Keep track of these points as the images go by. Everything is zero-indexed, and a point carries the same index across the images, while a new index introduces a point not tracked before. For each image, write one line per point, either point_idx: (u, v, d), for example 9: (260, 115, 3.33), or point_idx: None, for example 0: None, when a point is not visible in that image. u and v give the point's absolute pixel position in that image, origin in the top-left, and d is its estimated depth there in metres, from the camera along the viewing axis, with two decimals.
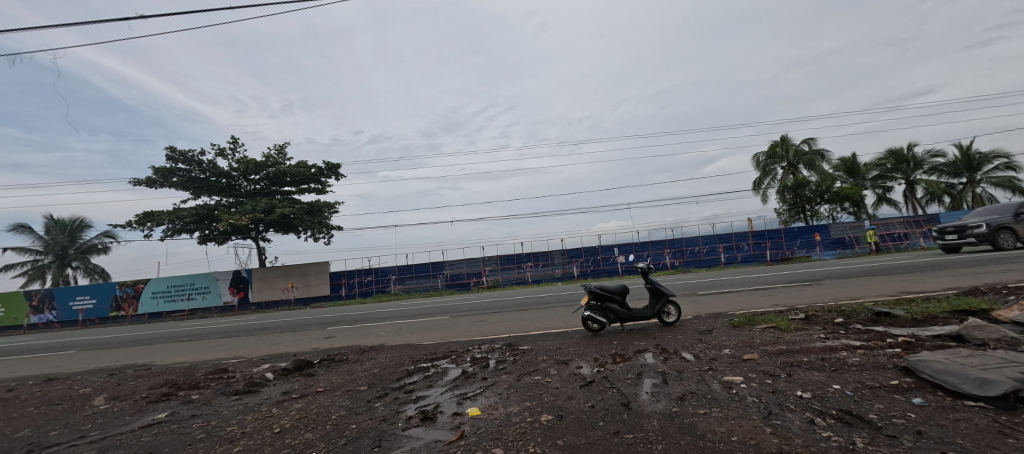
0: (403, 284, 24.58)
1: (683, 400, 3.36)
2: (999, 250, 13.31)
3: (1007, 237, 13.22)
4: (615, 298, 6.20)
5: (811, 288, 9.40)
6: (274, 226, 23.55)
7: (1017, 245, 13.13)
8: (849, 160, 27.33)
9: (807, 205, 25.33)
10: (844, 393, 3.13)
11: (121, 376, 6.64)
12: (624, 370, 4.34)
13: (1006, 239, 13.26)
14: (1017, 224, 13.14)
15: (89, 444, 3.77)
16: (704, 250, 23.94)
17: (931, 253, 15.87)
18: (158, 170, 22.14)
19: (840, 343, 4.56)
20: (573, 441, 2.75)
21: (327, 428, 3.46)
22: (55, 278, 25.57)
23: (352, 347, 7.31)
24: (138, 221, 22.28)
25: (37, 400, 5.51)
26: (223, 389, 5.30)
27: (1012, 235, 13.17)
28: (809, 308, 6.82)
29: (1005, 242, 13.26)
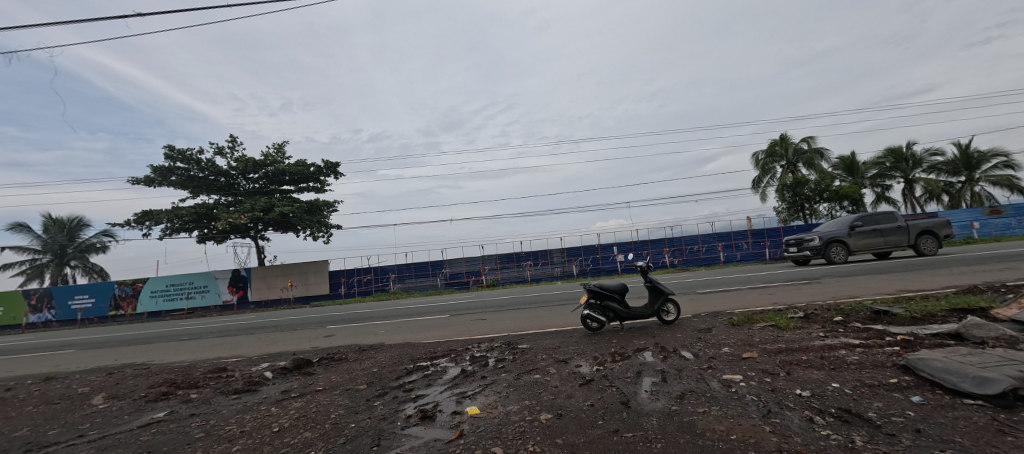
0: (402, 283, 24.58)
1: (682, 398, 3.36)
2: (832, 263, 13.92)
3: (838, 250, 13.85)
4: (614, 296, 6.19)
5: (810, 286, 9.43)
6: (273, 225, 23.51)
7: (845, 259, 13.72)
8: (848, 159, 27.37)
9: (806, 204, 25.32)
10: (843, 392, 3.14)
11: (120, 375, 6.63)
12: (623, 369, 4.34)
13: (837, 252, 13.83)
14: (849, 237, 13.68)
15: (88, 444, 3.76)
16: (703, 248, 24.03)
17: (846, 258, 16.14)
18: (157, 169, 22.09)
19: (839, 342, 4.56)
20: (573, 438, 2.75)
21: (326, 427, 3.46)
22: (54, 277, 25.54)
23: (352, 346, 7.30)
24: (137, 220, 22.24)
25: (35, 399, 5.49)
26: (222, 388, 5.29)
27: (842, 249, 13.78)
28: (807, 307, 6.82)
29: (835, 255, 13.92)
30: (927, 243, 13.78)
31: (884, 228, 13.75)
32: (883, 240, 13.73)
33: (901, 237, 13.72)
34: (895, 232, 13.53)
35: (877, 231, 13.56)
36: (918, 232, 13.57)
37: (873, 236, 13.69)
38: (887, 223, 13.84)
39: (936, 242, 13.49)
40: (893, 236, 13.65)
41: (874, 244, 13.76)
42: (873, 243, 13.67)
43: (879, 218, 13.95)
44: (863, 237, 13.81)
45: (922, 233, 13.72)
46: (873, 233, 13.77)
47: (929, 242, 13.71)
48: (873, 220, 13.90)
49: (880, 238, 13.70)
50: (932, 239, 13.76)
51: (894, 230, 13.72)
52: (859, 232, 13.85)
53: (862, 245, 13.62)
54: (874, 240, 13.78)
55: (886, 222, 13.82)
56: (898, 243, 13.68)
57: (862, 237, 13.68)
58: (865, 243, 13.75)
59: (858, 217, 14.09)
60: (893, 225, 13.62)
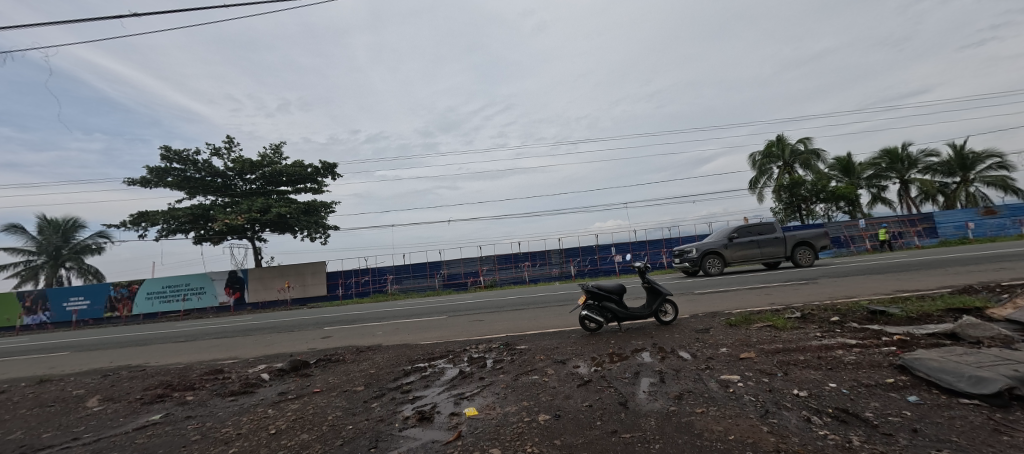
0: (399, 284, 24.53)
1: (680, 399, 3.37)
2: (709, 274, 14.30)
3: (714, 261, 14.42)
4: (613, 297, 6.19)
5: (807, 286, 9.49)
6: (270, 226, 23.42)
7: (720, 269, 14.18)
8: (845, 159, 27.54)
9: (803, 204, 25.44)
10: (840, 392, 3.15)
11: (115, 377, 6.58)
12: (621, 369, 4.35)
13: (714, 264, 14.32)
14: (724, 249, 14.25)
15: (82, 446, 3.73)
16: None
17: (843, 259, 16.21)
18: (153, 170, 21.98)
19: (836, 342, 4.58)
20: (571, 439, 2.75)
21: (323, 428, 3.44)
22: (49, 279, 25.38)
23: (349, 348, 7.25)
24: (133, 221, 22.11)
25: (30, 402, 5.46)
26: (218, 390, 5.26)
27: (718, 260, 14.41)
28: (804, 307, 6.82)
29: (712, 266, 14.40)
30: (806, 253, 14.45)
31: (761, 239, 14.47)
32: (759, 251, 14.43)
33: (778, 248, 14.45)
34: (770, 243, 14.23)
35: (756, 242, 14.24)
36: (794, 243, 14.30)
37: (750, 248, 14.36)
38: (766, 234, 14.52)
39: (815, 253, 14.13)
40: (769, 247, 14.36)
41: (752, 255, 14.42)
42: (749, 254, 14.34)
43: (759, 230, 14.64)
44: (741, 248, 14.49)
45: (798, 244, 14.44)
46: (751, 244, 14.46)
47: (808, 253, 14.35)
48: (749, 232, 14.63)
49: (756, 249, 14.41)
50: (809, 250, 14.45)
51: (770, 242, 14.44)
52: (737, 243, 14.52)
53: (737, 256, 14.25)
54: (751, 251, 14.46)
55: (763, 234, 14.51)
56: (774, 254, 14.41)
57: (739, 248, 14.37)
58: (742, 254, 14.39)
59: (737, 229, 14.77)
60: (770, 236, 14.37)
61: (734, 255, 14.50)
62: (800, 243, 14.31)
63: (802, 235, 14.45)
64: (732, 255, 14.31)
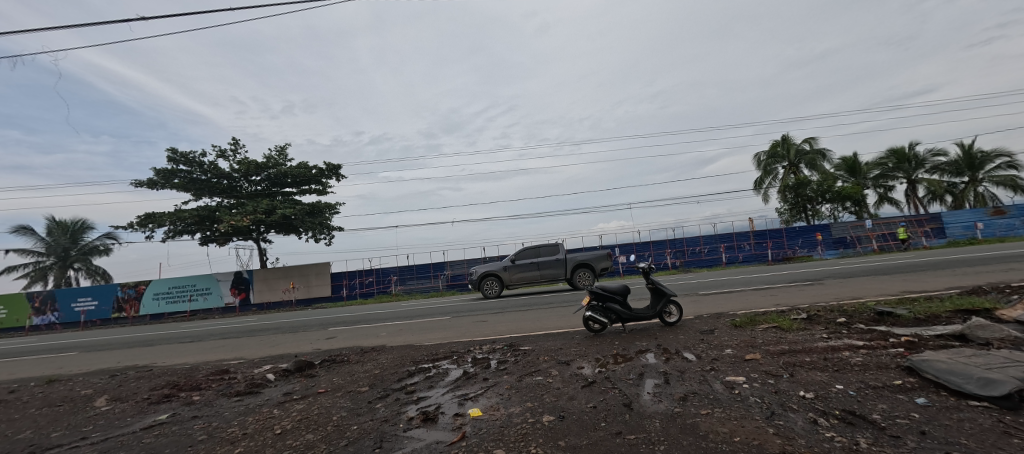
0: (404, 284, 24.63)
1: (685, 400, 3.35)
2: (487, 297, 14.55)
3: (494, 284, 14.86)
4: (616, 297, 6.17)
5: (814, 287, 9.45)
6: (275, 227, 23.57)
7: (496, 291, 14.54)
8: (850, 159, 27.36)
9: (808, 205, 25.31)
10: (847, 393, 3.12)
11: (123, 377, 6.64)
12: (625, 371, 4.33)
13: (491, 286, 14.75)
14: (502, 272, 14.68)
15: (91, 446, 3.77)
16: (705, 250, 23.94)
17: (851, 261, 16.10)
18: (160, 172, 22.17)
19: (843, 343, 4.55)
20: (577, 441, 2.74)
21: (328, 429, 3.46)
22: (58, 280, 25.69)
23: (353, 349, 7.26)
24: (139, 223, 22.31)
25: (39, 401, 5.52)
26: (224, 390, 5.30)
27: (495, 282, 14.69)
28: (810, 308, 6.81)
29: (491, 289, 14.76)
30: (586, 275, 14.91)
31: (542, 261, 15.01)
32: (538, 273, 14.88)
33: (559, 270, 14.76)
34: (547, 265, 14.76)
35: (534, 264, 14.70)
36: (573, 264, 14.66)
37: (529, 270, 14.78)
38: (547, 256, 15.02)
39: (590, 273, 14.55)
40: (547, 268, 14.86)
41: (532, 277, 14.83)
42: (527, 276, 14.75)
43: (540, 253, 15.24)
44: (522, 270, 14.94)
45: (578, 266, 14.86)
46: (530, 267, 14.91)
47: (587, 274, 14.65)
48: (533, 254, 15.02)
49: (536, 271, 14.84)
50: (588, 271, 14.75)
51: (551, 264, 14.88)
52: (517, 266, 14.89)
53: (514, 277, 14.69)
54: (531, 273, 14.84)
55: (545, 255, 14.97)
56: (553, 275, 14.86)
57: (517, 270, 14.77)
58: (520, 275, 14.76)
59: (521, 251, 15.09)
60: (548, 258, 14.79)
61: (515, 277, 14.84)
62: (579, 264, 14.64)
63: (582, 257, 14.85)
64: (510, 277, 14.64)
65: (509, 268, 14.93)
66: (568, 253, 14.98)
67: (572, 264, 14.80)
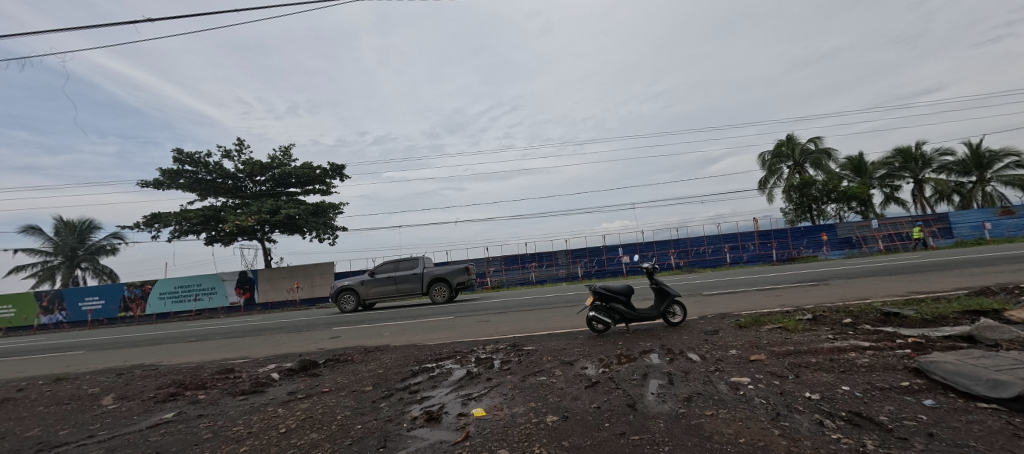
0: None
1: (689, 401, 3.34)
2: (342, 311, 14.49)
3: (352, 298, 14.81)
4: (620, 298, 6.16)
5: (819, 287, 9.39)
6: (280, 227, 23.68)
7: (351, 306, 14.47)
8: (856, 159, 27.19)
9: (813, 204, 25.13)
10: (853, 395, 3.10)
11: (130, 376, 6.70)
12: (629, 371, 4.31)
13: (348, 300, 14.69)
14: (358, 286, 14.59)
15: (98, 444, 3.80)
16: (709, 250, 23.89)
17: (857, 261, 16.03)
18: (166, 172, 22.34)
19: (848, 344, 4.51)
20: (580, 441, 2.73)
21: (332, 428, 3.47)
22: (65, 280, 25.95)
23: (357, 348, 7.30)
24: (145, 223, 22.47)
25: (47, 399, 5.58)
26: (229, 389, 5.33)
27: (351, 297, 14.64)
28: (816, 308, 6.76)
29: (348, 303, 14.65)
30: (443, 289, 14.86)
31: (400, 276, 14.90)
32: (396, 287, 14.87)
33: (416, 284, 14.74)
34: (403, 279, 14.64)
35: (389, 278, 14.59)
36: (427, 279, 14.60)
37: (385, 284, 14.70)
38: (406, 270, 14.91)
39: (445, 289, 14.60)
40: (404, 283, 14.72)
41: (389, 291, 14.81)
42: (384, 291, 14.68)
43: (400, 266, 15.09)
44: (380, 284, 14.88)
45: (434, 281, 14.76)
46: (389, 281, 14.87)
47: (442, 289, 14.69)
48: (393, 267, 14.93)
49: (394, 285, 14.78)
50: (445, 286, 14.79)
51: (408, 278, 14.83)
52: (375, 280, 14.84)
53: (369, 292, 14.60)
54: (388, 287, 14.76)
55: (403, 270, 14.86)
56: (409, 289, 14.75)
57: (374, 284, 14.70)
58: (375, 290, 14.68)
59: (381, 265, 14.98)
60: (405, 273, 14.72)
61: (372, 291, 14.81)
62: (434, 279, 14.66)
63: (438, 271, 14.86)
64: (366, 291, 14.61)
65: (366, 282, 14.84)
66: (426, 267, 14.94)
67: (428, 278, 14.77)
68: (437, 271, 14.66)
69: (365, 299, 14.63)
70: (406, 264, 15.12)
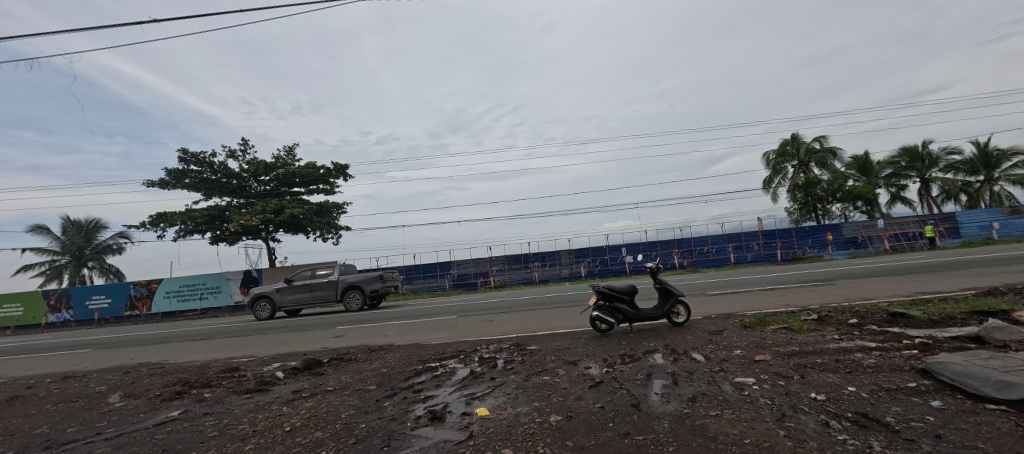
0: (410, 284, 24.74)
1: (694, 401, 3.32)
2: (256, 319, 14.17)
3: (267, 306, 14.60)
4: (624, 297, 6.13)
5: (824, 287, 9.34)
6: (284, 227, 23.77)
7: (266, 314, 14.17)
8: (861, 158, 26.99)
9: (818, 204, 24.98)
10: (860, 396, 3.07)
11: (136, 374, 6.76)
12: (632, 371, 4.30)
13: (264, 308, 14.39)
14: (273, 294, 14.35)
15: (105, 441, 3.84)
16: (713, 249, 23.78)
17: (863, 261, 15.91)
18: (171, 172, 22.48)
19: (854, 345, 4.48)
20: (583, 442, 2.73)
21: (337, 427, 3.48)
22: (72, 279, 26.20)
23: (361, 347, 7.33)
24: (151, 222, 22.62)
25: (56, 397, 5.64)
26: (234, 387, 5.36)
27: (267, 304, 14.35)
28: (821, 309, 6.72)
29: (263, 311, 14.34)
30: (358, 297, 14.85)
31: (316, 283, 14.71)
32: (311, 295, 14.64)
33: (330, 292, 14.63)
34: (318, 287, 14.48)
35: (304, 286, 14.40)
36: (341, 287, 14.56)
37: (301, 292, 14.49)
38: (322, 277, 14.77)
39: (359, 296, 14.62)
40: (319, 291, 14.53)
41: (305, 299, 14.57)
42: (299, 298, 14.45)
43: (317, 274, 14.92)
44: (296, 292, 14.61)
45: (349, 288, 14.74)
46: (305, 288, 14.72)
47: (356, 296, 14.69)
48: (309, 275, 14.76)
49: (309, 293, 14.55)
50: (359, 294, 14.80)
51: (323, 286, 14.69)
52: (291, 287, 14.59)
53: (284, 300, 14.36)
54: (304, 295, 14.55)
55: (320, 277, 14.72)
56: (324, 297, 14.58)
57: (289, 292, 14.49)
58: (291, 297, 14.45)
59: (297, 272, 14.79)
60: (320, 280, 14.58)
61: (288, 299, 14.62)
62: (348, 287, 14.64)
63: (353, 279, 14.87)
64: (281, 299, 14.40)
65: (282, 289, 14.62)
66: (341, 275, 14.86)
67: (343, 286, 14.70)
68: (351, 279, 14.66)
69: (280, 307, 14.44)
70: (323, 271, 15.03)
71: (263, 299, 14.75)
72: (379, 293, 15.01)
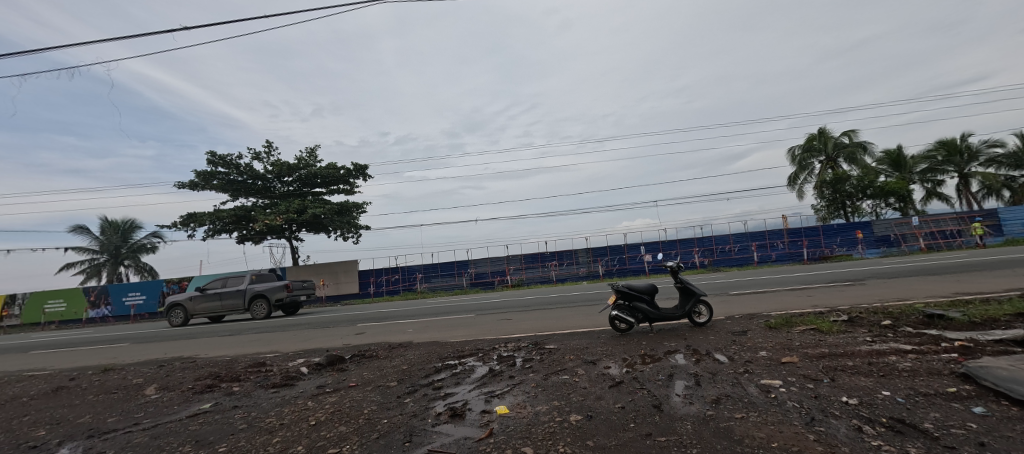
0: (429, 282, 25.04)
1: (718, 403, 3.25)
2: (170, 326, 14.65)
3: (180, 313, 15.03)
4: (643, 297, 6.04)
5: (855, 287, 9.00)
6: (306, 226, 24.40)
7: (177, 321, 14.60)
8: (894, 153, 25.82)
9: (847, 201, 24.07)
10: (894, 400, 2.95)
11: (169, 367, 7.06)
12: (653, 371, 4.24)
13: (178, 315, 14.86)
14: (184, 302, 14.76)
15: (143, 431, 4.03)
16: (735, 248, 23.19)
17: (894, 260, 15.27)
18: (200, 173, 23.34)
19: (888, 347, 4.29)
20: (604, 442, 2.70)
21: (360, 422, 3.55)
22: (110, 276, 27.59)
23: (381, 344, 7.47)
24: (182, 222, 23.54)
25: (97, 388, 5.96)
26: (261, 382, 5.54)
27: (180, 312, 14.85)
28: (852, 309, 6.47)
29: (177, 317, 14.80)
30: (265, 306, 15.04)
31: (226, 292, 15.00)
32: (221, 303, 14.94)
33: (238, 300, 14.91)
34: (226, 296, 14.76)
35: (212, 294, 14.72)
36: (248, 295, 14.80)
37: (210, 300, 14.82)
38: (232, 286, 15.08)
39: (265, 305, 14.81)
40: (228, 300, 14.81)
41: (215, 308, 14.87)
42: (208, 307, 14.78)
43: (228, 282, 15.25)
44: (207, 300, 14.96)
45: (256, 297, 14.96)
46: (216, 297, 15.00)
47: (262, 305, 14.90)
48: (221, 284, 15.12)
49: (219, 301, 14.85)
50: (265, 303, 15.01)
51: (233, 294, 14.96)
52: (203, 295, 14.98)
53: (194, 308, 14.75)
54: (214, 304, 14.86)
55: (230, 286, 15.02)
56: (232, 306, 14.85)
57: (200, 301, 14.86)
58: (201, 306, 14.81)
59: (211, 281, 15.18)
60: (229, 289, 14.88)
61: (199, 307, 14.99)
62: (254, 296, 14.83)
63: (261, 288, 15.06)
64: (192, 307, 14.79)
65: (194, 297, 14.99)
66: (250, 283, 15.12)
67: (250, 294, 14.94)
68: (258, 288, 14.91)
69: (192, 314, 14.82)
70: (235, 280, 15.33)
71: (177, 307, 15.17)
72: (287, 301, 15.22)
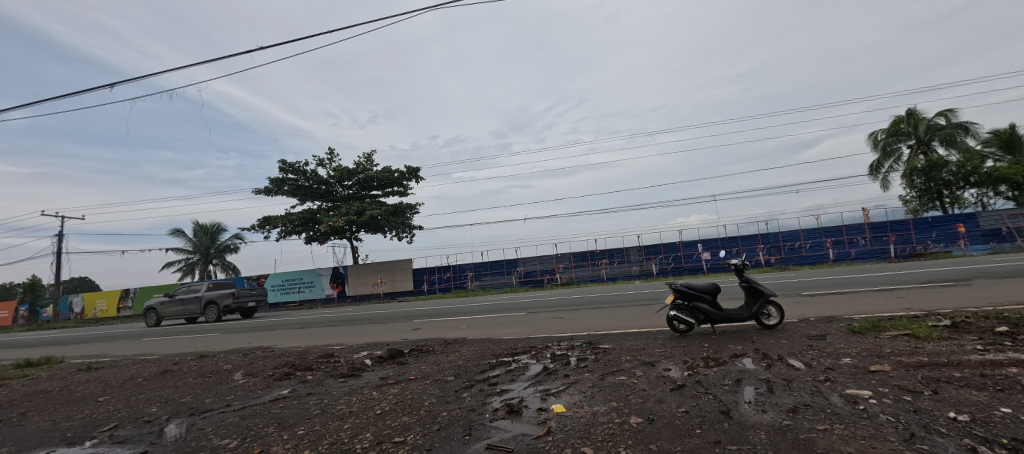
0: (479, 280, 25.55)
1: (795, 412, 3.00)
2: (147, 326, 17.15)
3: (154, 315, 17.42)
4: (705, 297, 5.73)
5: (960, 288, 7.87)
6: (364, 227, 25.92)
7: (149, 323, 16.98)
8: (1005, 133, 22.27)
9: (945, 190, 21.16)
10: (1017, 419, 2.54)
11: (252, 356, 7.85)
12: (719, 376, 4.00)
13: (153, 317, 17.28)
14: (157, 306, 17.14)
15: (233, 412, 4.51)
16: (807, 245, 21.21)
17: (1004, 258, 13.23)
18: (273, 180, 25.67)
19: (1006, 358, 3.69)
20: (669, 446, 2.60)
21: (421, 413, 3.72)
22: (202, 273, 31.20)
23: (437, 340, 7.75)
24: (259, 225, 26.01)
25: (196, 372, 6.79)
26: (330, 371, 5.98)
27: (152, 315, 17.24)
28: (956, 313, 5.67)
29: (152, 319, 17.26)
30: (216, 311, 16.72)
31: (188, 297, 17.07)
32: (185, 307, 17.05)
33: (195, 306, 16.84)
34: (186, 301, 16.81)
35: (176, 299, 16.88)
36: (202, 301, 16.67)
37: (175, 304, 17.01)
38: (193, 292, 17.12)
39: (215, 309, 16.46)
40: (188, 304, 16.85)
41: (178, 311, 17.02)
42: (174, 310, 16.96)
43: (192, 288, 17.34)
44: (174, 305, 17.18)
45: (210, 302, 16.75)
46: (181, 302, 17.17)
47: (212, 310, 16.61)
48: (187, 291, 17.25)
49: (181, 306, 16.97)
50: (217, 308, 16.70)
51: (192, 300, 16.96)
52: (172, 300, 17.27)
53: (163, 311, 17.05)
54: (179, 307, 17.02)
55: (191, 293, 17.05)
56: (192, 310, 16.85)
57: (168, 305, 17.15)
58: (167, 309, 17.09)
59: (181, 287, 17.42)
60: (189, 295, 16.92)
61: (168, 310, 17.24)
62: (206, 301, 16.65)
63: (214, 294, 16.86)
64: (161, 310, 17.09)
65: (165, 302, 17.30)
66: (206, 291, 16.95)
67: (204, 300, 16.77)
68: (208, 295, 16.71)
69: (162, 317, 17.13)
70: (196, 287, 17.34)
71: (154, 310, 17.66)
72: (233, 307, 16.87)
